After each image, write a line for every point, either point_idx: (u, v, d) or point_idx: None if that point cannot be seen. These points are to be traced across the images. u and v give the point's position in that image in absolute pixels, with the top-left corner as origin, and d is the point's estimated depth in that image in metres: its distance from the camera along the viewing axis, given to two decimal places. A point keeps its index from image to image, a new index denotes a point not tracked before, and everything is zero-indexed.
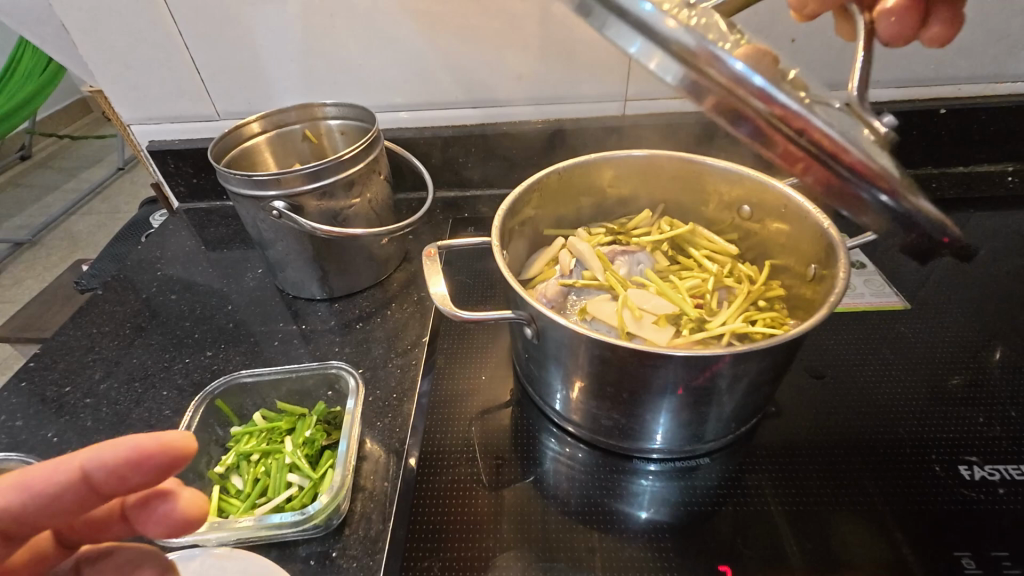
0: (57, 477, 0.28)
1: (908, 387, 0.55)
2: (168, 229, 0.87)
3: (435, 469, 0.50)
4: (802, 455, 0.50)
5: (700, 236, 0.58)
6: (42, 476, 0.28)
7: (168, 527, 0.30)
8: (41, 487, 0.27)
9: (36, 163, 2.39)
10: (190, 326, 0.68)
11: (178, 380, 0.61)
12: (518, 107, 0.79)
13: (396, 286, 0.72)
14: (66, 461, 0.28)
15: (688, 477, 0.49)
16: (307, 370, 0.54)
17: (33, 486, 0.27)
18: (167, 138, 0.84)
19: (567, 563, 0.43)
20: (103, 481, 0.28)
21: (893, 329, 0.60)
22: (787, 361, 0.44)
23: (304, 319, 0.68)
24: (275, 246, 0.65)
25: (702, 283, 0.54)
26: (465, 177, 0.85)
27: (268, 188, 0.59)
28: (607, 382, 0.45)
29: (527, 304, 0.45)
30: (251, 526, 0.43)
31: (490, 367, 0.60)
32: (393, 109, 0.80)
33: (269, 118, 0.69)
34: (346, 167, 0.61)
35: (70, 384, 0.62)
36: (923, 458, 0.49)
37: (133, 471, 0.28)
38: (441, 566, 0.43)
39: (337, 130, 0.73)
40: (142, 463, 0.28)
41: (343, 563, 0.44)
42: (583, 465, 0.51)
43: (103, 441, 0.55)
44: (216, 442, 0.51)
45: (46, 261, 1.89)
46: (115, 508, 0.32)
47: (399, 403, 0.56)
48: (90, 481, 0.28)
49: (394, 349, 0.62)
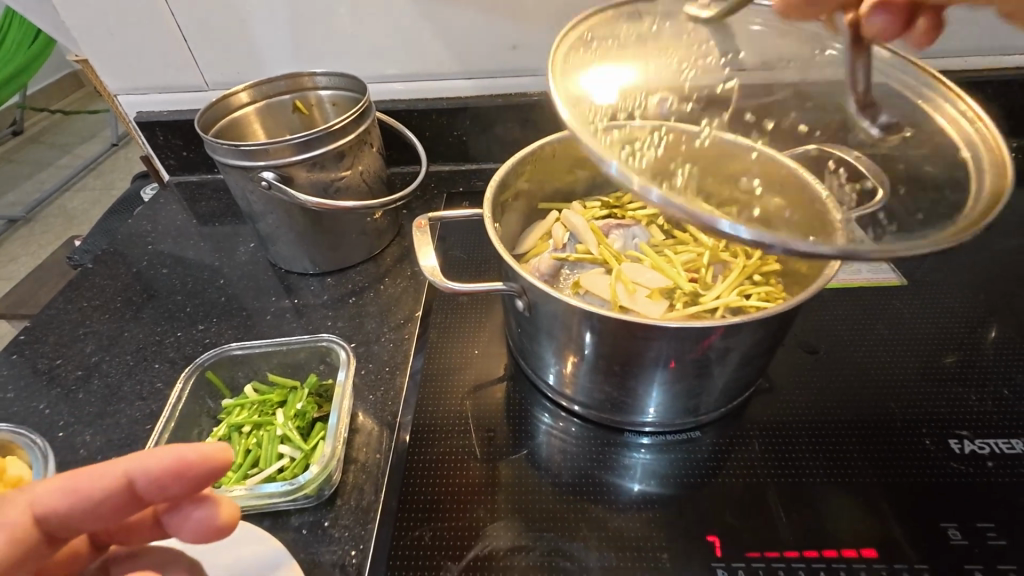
0: (102, 482, 0.27)
1: (901, 363, 0.54)
2: (159, 203, 0.85)
3: (428, 442, 0.50)
4: (793, 429, 0.50)
5: (699, 207, 0.56)
6: (90, 481, 0.27)
7: (198, 534, 0.29)
8: (88, 492, 0.27)
9: (27, 138, 2.35)
10: (181, 300, 0.68)
11: (170, 353, 0.61)
12: (514, 78, 0.78)
13: (389, 261, 0.71)
14: (114, 466, 0.28)
15: (679, 450, 0.50)
16: (298, 343, 0.53)
17: (80, 491, 0.27)
18: (155, 110, 0.82)
19: (557, 532, 0.44)
20: (146, 490, 0.27)
21: (889, 306, 0.60)
22: (779, 334, 0.43)
23: (297, 293, 0.67)
24: (266, 219, 0.64)
25: (698, 257, 0.53)
26: (460, 151, 0.83)
27: (257, 159, 0.58)
28: (599, 355, 0.45)
29: (519, 276, 0.45)
30: (242, 496, 0.43)
31: (483, 342, 0.60)
32: (385, 80, 0.78)
33: (257, 87, 0.67)
34: (336, 137, 0.60)
35: (62, 357, 0.61)
36: (914, 432, 0.49)
37: (173, 481, 0.27)
38: (432, 535, 0.43)
39: (327, 101, 0.71)
40: (183, 472, 0.27)
41: (335, 533, 0.44)
42: (576, 438, 0.51)
43: (94, 413, 0.55)
44: (208, 414, 0.51)
45: (41, 237, 1.87)
46: (148, 515, 0.32)
47: (391, 376, 0.56)
48: (134, 489, 0.27)
49: (387, 323, 0.62)
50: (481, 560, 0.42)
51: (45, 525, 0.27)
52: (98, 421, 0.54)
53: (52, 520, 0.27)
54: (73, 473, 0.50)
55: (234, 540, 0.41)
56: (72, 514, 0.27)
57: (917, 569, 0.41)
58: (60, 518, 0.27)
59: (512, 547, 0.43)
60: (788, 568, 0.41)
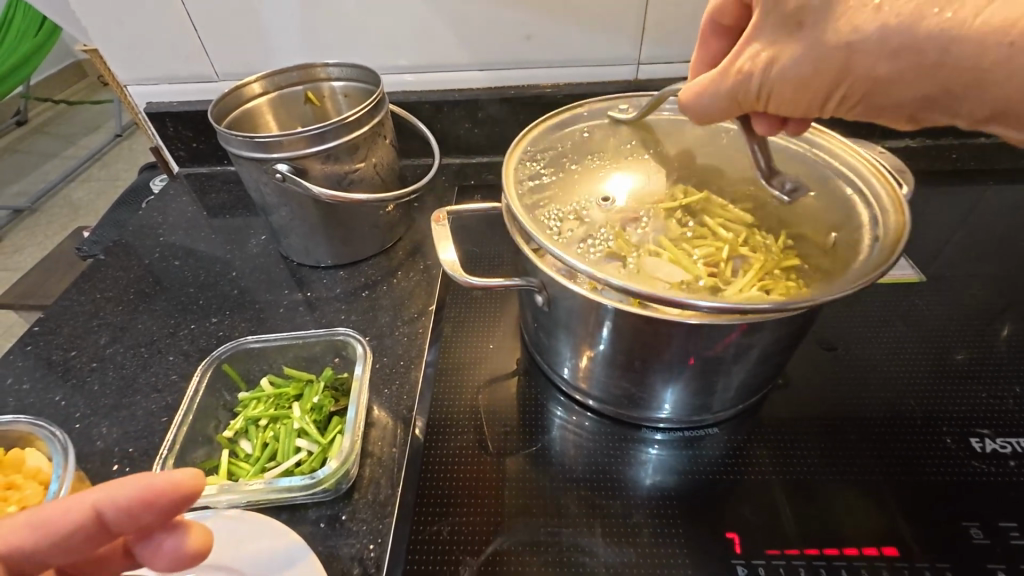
0: (71, 517, 0.26)
1: (921, 361, 0.54)
2: (169, 194, 0.85)
3: (443, 436, 0.50)
4: (811, 426, 0.50)
5: (719, 201, 0.54)
6: (57, 513, 0.26)
7: (173, 562, 0.29)
8: (56, 526, 0.26)
9: (32, 129, 2.35)
10: (194, 292, 0.68)
11: (183, 346, 0.61)
12: (527, 71, 0.77)
13: (401, 255, 0.70)
14: (81, 499, 0.26)
15: (696, 446, 0.49)
16: (314, 336, 0.53)
17: (47, 526, 0.26)
18: (165, 100, 0.81)
19: (575, 528, 0.44)
20: (117, 522, 0.26)
21: (907, 302, 0.59)
22: (800, 332, 0.43)
23: (309, 286, 0.67)
24: (278, 211, 0.64)
25: (716, 252, 0.50)
26: (471, 144, 0.83)
27: (271, 151, 0.57)
28: (617, 350, 0.45)
29: (539, 270, 0.45)
30: (261, 490, 0.43)
31: (498, 337, 0.59)
32: (397, 71, 0.77)
33: (269, 79, 0.67)
34: (351, 129, 0.59)
35: (76, 348, 0.61)
36: (933, 430, 0.49)
37: (147, 510, 0.26)
38: (450, 530, 0.43)
39: (340, 92, 0.70)
40: (152, 501, 0.26)
41: (352, 526, 0.44)
42: (591, 433, 0.51)
43: (110, 405, 0.55)
44: (224, 407, 0.51)
45: (47, 228, 1.87)
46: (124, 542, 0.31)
47: (406, 370, 0.56)
48: (105, 524, 0.26)
49: (401, 317, 0.62)
50: (499, 555, 0.42)
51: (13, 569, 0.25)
52: (114, 413, 0.54)
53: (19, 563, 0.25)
54: (90, 465, 0.50)
55: (254, 534, 0.41)
56: (38, 555, 0.25)
57: (939, 568, 0.40)
58: (27, 558, 0.25)
59: (530, 543, 0.43)
60: (808, 566, 0.41)
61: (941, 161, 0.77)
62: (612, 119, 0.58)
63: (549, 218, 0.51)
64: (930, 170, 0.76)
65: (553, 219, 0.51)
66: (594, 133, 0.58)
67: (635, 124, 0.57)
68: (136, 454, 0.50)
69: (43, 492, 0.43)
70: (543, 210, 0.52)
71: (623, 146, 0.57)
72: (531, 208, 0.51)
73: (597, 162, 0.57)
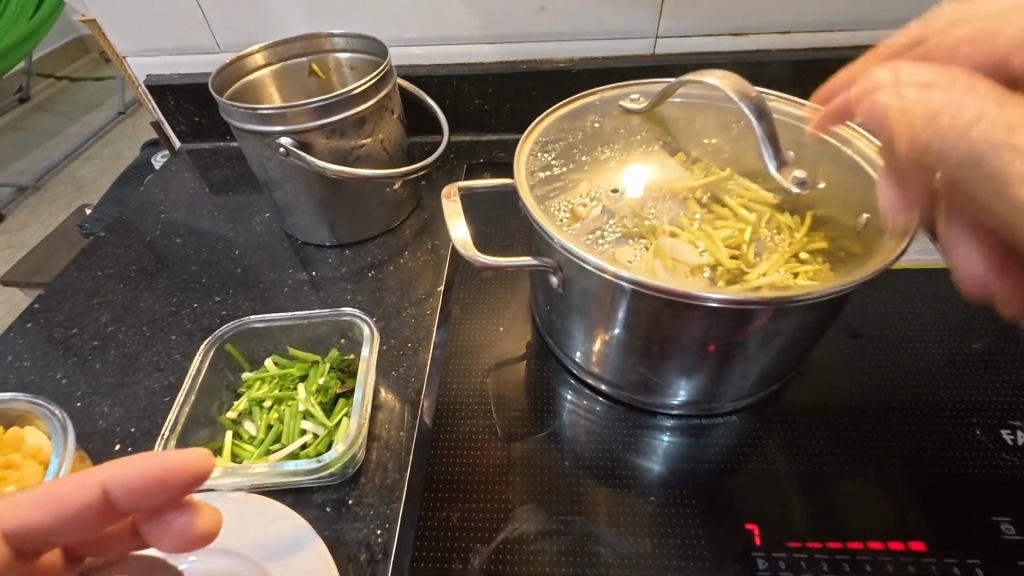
0: (78, 495, 0.28)
1: (948, 349, 0.52)
2: (171, 170, 0.83)
3: (453, 421, 0.49)
4: (833, 415, 0.48)
5: (741, 182, 0.51)
6: (68, 493, 0.28)
7: (180, 542, 0.30)
8: (66, 504, 0.28)
9: (35, 105, 2.32)
10: (196, 271, 0.66)
11: (186, 325, 0.59)
12: (541, 44, 0.74)
13: (409, 234, 0.68)
14: (88, 476, 0.28)
15: (713, 434, 0.48)
16: (319, 317, 0.51)
17: (55, 502, 0.28)
18: (166, 73, 0.79)
19: (587, 516, 0.42)
20: (124, 499, 0.28)
21: (934, 289, 0.57)
22: (829, 318, 0.41)
23: (314, 265, 0.65)
24: (283, 187, 0.62)
25: (739, 234, 0.48)
26: (481, 120, 0.80)
27: (275, 124, 0.55)
28: (635, 334, 0.43)
29: (554, 250, 0.43)
30: (266, 473, 0.42)
31: (507, 319, 0.58)
32: (406, 44, 0.74)
33: (273, 49, 0.64)
34: (357, 102, 0.57)
35: (77, 325, 0.60)
36: (961, 421, 0.47)
37: (152, 490, 0.28)
38: (459, 517, 0.42)
39: (345, 65, 0.68)
40: (163, 482, 0.28)
41: (359, 511, 0.43)
42: (605, 419, 0.50)
43: (111, 383, 0.54)
44: (228, 387, 0.50)
45: (51, 206, 1.86)
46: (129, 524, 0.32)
47: (414, 352, 0.54)
48: (111, 501, 0.28)
49: (408, 298, 0.60)
50: (510, 543, 0.41)
51: (15, 540, 0.27)
52: (115, 391, 0.53)
53: (22, 534, 0.27)
54: (92, 444, 0.49)
55: (259, 518, 0.40)
56: (51, 525, 0.27)
57: (968, 564, 0.39)
58: (37, 533, 0.27)
59: (541, 531, 0.41)
60: (831, 560, 0.39)
61: None
62: (623, 109, 0.54)
63: (558, 208, 0.48)
64: None
65: (562, 210, 0.48)
66: (604, 123, 0.54)
67: (647, 116, 0.54)
68: (138, 434, 0.49)
69: (42, 472, 0.42)
70: (554, 200, 0.49)
71: (633, 137, 0.54)
72: (540, 198, 0.47)
73: (607, 153, 0.53)
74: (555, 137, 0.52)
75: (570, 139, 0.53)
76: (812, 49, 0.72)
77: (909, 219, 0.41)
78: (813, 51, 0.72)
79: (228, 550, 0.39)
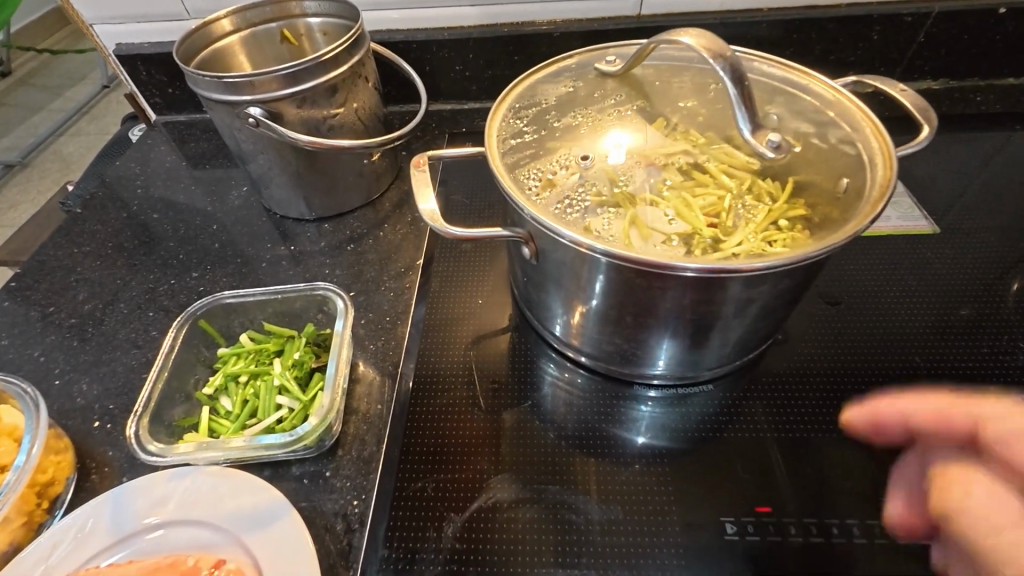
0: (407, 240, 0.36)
1: (928, 315, 0.52)
2: (147, 144, 0.81)
3: (431, 392, 0.49)
4: (809, 382, 0.48)
5: (724, 146, 0.49)
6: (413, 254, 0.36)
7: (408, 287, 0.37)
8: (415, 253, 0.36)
9: (17, 80, 2.26)
10: (174, 247, 0.65)
11: (164, 301, 0.59)
12: (523, 6, 0.71)
13: (388, 207, 0.67)
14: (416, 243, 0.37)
15: (690, 403, 0.48)
16: (294, 291, 0.51)
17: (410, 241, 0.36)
18: (135, 41, 0.76)
19: (561, 485, 0.43)
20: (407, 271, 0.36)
21: (916, 255, 0.56)
22: (804, 285, 0.40)
23: (293, 239, 0.64)
24: (256, 159, 0.60)
25: (719, 201, 0.47)
26: (462, 88, 0.78)
27: (243, 93, 0.53)
28: (609, 304, 0.42)
29: (525, 220, 0.42)
30: (240, 447, 0.42)
31: (487, 291, 0.57)
32: (382, 7, 0.71)
33: (240, 14, 0.62)
34: (328, 68, 0.55)
35: (54, 304, 0.60)
36: (936, 387, 0.47)
37: None
38: (434, 487, 0.43)
39: (317, 30, 0.65)
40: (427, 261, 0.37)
41: (336, 483, 0.43)
42: (582, 390, 0.50)
43: (89, 361, 0.54)
44: (204, 363, 0.50)
45: (39, 184, 1.83)
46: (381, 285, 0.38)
47: (392, 326, 0.54)
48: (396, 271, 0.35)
49: (387, 272, 0.59)
50: (484, 511, 0.41)
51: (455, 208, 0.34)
52: (94, 368, 0.53)
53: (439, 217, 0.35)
54: (72, 421, 0.49)
55: (235, 490, 0.40)
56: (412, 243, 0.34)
57: None
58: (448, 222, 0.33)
59: (515, 499, 0.42)
60: (799, 523, 0.40)
61: (964, 104, 0.72)
62: (599, 72, 0.53)
63: (529, 177, 0.47)
64: (952, 114, 0.72)
65: (533, 178, 0.47)
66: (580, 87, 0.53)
67: (623, 79, 0.53)
68: (117, 410, 0.49)
69: (17, 449, 0.42)
70: (524, 169, 0.47)
71: (611, 102, 0.53)
72: (511, 166, 0.46)
73: (584, 120, 0.52)
74: (528, 101, 0.51)
75: (542, 104, 0.52)
76: (804, 7, 0.69)
77: (885, 180, 0.40)
78: (804, 10, 0.69)
79: (203, 522, 0.40)
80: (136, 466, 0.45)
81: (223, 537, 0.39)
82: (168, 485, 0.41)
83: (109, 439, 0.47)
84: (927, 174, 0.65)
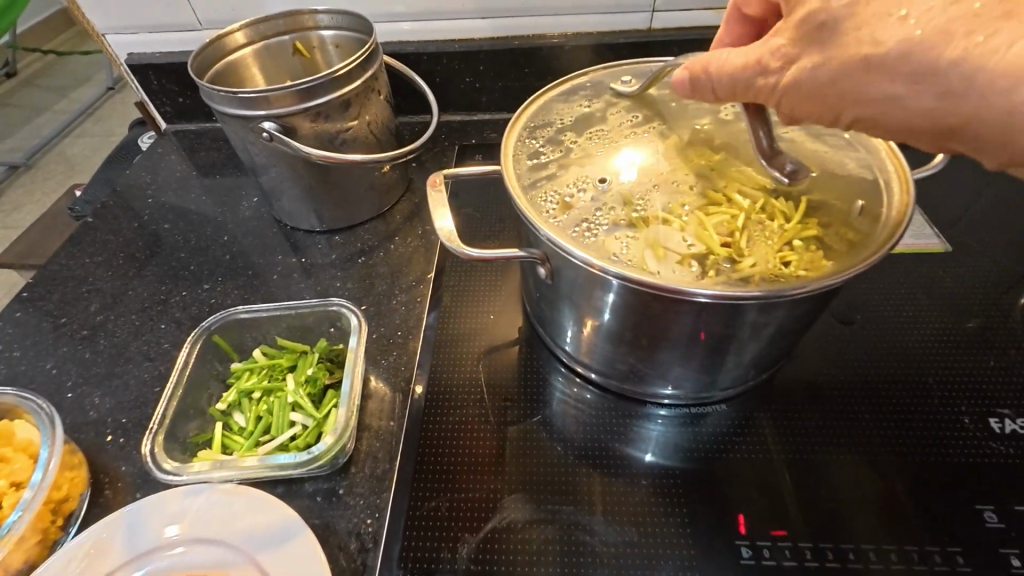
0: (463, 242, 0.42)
1: (941, 335, 0.52)
2: (157, 153, 0.81)
3: (443, 409, 0.49)
4: (823, 402, 0.48)
5: (738, 164, 0.50)
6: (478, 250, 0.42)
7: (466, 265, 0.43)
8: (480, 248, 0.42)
9: (22, 80, 2.27)
10: (185, 258, 0.65)
11: (176, 313, 0.59)
12: (533, 19, 0.71)
13: (399, 219, 0.67)
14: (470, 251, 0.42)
15: (702, 423, 0.48)
16: (307, 306, 0.51)
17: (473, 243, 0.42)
18: (147, 51, 0.77)
19: (574, 506, 0.43)
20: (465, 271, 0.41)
21: (928, 273, 0.56)
22: (820, 309, 0.40)
23: (304, 251, 0.65)
24: (268, 172, 0.60)
25: (732, 220, 0.47)
26: (472, 99, 0.78)
27: (258, 108, 0.53)
28: (625, 325, 0.42)
29: (540, 240, 0.42)
30: (256, 466, 0.42)
31: (498, 306, 0.57)
32: (393, 19, 0.72)
33: (254, 27, 0.62)
34: (342, 84, 0.55)
35: (66, 315, 0.60)
36: (951, 409, 0.47)
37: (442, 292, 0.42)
38: (447, 506, 0.42)
39: (330, 43, 0.65)
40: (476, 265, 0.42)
41: (350, 501, 0.43)
42: (593, 407, 0.50)
43: (102, 373, 0.54)
44: (217, 377, 0.50)
45: (44, 185, 1.83)
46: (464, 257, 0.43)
47: (404, 341, 0.54)
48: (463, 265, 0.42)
49: (398, 285, 0.60)
50: (497, 532, 0.41)
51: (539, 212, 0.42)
52: (106, 381, 0.53)
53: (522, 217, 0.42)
54: (84, 435, 0.49)
55: (250, 509, 0.40)
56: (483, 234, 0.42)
57: (949, 552, 0.39)
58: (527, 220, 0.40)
59: (529, 520, 0.42)
60: (813, 548, 0.40)
61: None
62: (614, 92, 0.56)
63: (546, 200, 0.48)
64: None
65: (551, 201, 0.48)
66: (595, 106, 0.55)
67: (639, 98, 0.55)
68: (129, 424, 0.49)
69: (32, 466, 0.42)
70: (541, 191, 0.48)
71: (626, 122, 0.53)
72: (528, 188, 0.48)
73: (599, 138, 0.52)
74: (542, 120, 0.54)
75: (556, 123, 0.54)
76: None
77: (905, 207, 0.42)
78: None
79: (218, 540, 0.40)
80: (149, 481, 0.45)
81: (239, 554, 0.39)
82: (182, 502, 0.41)
83: (122, 453, 0.47)
84: (938, 190, 0.65)
